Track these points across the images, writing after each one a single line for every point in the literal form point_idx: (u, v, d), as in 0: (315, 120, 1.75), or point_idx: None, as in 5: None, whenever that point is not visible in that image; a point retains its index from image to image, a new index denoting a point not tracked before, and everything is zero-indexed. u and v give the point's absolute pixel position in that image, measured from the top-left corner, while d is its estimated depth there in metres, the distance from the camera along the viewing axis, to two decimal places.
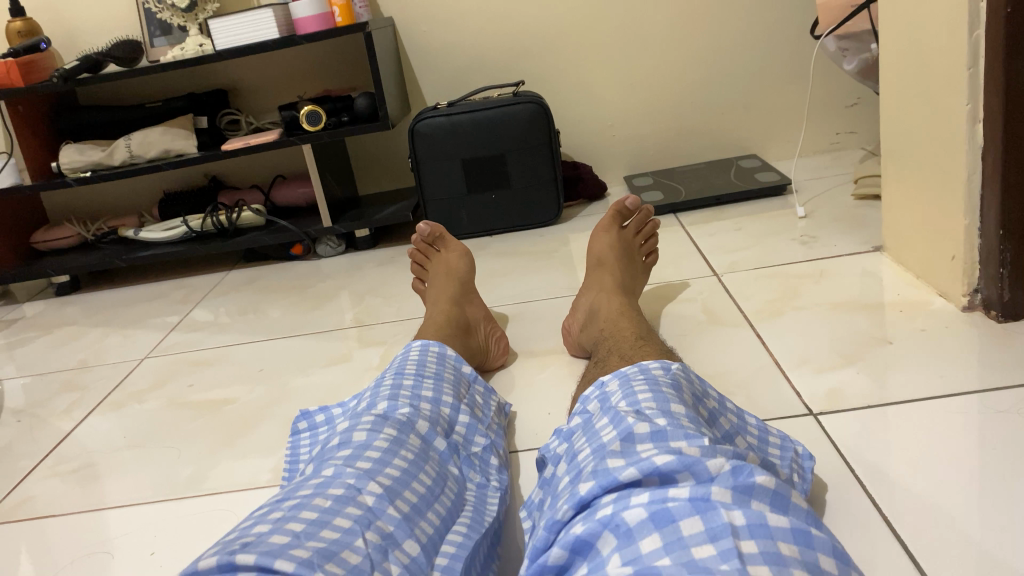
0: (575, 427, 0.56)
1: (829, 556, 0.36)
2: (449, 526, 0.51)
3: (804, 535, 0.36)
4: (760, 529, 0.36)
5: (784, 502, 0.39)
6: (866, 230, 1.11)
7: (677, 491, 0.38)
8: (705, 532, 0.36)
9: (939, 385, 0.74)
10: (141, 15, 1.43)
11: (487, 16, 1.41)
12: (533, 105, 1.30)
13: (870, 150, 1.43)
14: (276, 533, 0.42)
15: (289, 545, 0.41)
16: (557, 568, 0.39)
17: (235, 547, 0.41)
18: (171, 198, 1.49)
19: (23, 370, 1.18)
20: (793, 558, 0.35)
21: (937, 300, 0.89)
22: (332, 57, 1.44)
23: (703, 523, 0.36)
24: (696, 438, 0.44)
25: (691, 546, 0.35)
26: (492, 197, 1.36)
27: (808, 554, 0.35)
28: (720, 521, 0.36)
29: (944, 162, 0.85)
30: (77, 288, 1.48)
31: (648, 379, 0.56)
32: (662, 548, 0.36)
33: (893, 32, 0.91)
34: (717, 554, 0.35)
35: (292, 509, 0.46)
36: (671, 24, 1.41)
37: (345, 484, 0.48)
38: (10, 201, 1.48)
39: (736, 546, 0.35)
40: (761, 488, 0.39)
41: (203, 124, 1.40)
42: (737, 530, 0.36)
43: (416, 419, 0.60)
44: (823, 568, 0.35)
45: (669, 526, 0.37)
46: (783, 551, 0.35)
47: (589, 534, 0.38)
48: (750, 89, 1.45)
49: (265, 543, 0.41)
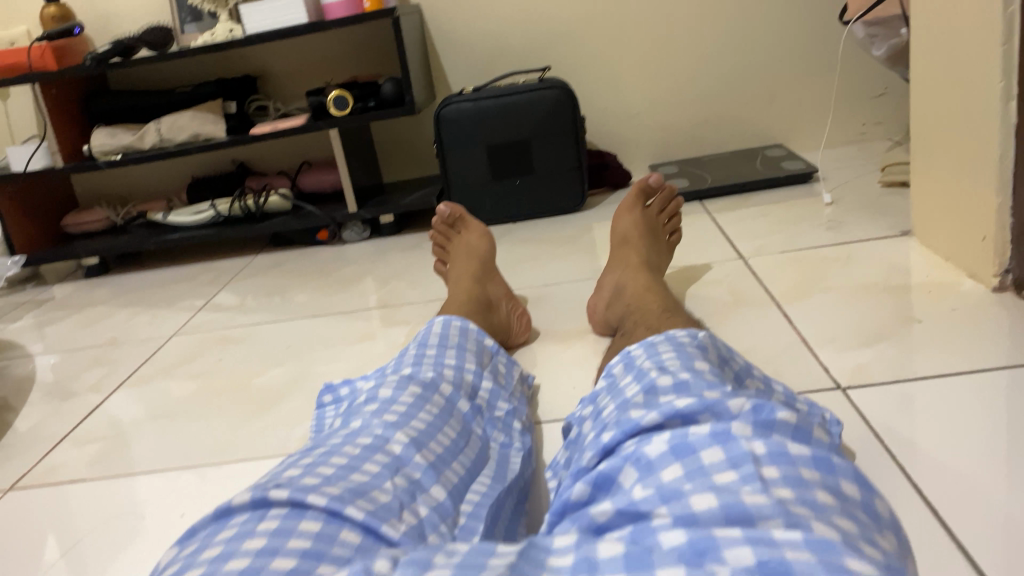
0: (600, 389, 0.57)
1: (851, 483, 0.36)
2: (475, 478, 0.52)
3: (826, 463, 0.36)
4: (781, 457, 0.36)
5: (805, 438, 0.39)
6: (894, 216, 1.10)
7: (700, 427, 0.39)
8: (726, 460, 0.36)
9: (969, 362, 0.73)
10: (172, 1, 1.45)
11: (513, 4, 1.42)
12: (558, 90, 1.31)
13: (898, 139, 1.42)
14: (307, 475, 0.43)
15: (320, 484, 0.42)
16: (582, 505, 0.39)
17: (269, 486, 0.41)
18: (198, 182, 1.50)
19: (53, 347, 1.20)
20: (815, 482, 0.35)
21: (966, 281, 0.89)
22: (358, 44, 1.45)
23: (724, 453, 0.36)
24: (720, 387, 0.44)
25: (712, 473, 0.36)
26: (517, 183, 1.36)
27: (829, 481, 0.35)
28: (741, 450, 0.36)
29: (976, 140, 0.84)
30: (106, 270, 1.50)
31: (672, 342, 0.57)
32: (685, 475, 0.36)
33: (925, 13, 0.91)
34: (739, 478, 0.35)
35: (321, 455, 0.46)
36: (697, 13, 1.41)
37: (373, 433, 0.49)
38: (42, 184, 1.50)
39: (758, 471, 0.35)
40: (782, 424, 0.39)
41: (231, 109, 1.41)
42: (758, 458, 0.36)
43: (439, 381, 0.61)
44: (845, 493, 0.35)
45: (690, 456, 0.37)
46: (804, 476, 0.35)
47: (613, 470, 0.39)
48: (777, 78, 1.44)
49: (297, 482, 0.42)
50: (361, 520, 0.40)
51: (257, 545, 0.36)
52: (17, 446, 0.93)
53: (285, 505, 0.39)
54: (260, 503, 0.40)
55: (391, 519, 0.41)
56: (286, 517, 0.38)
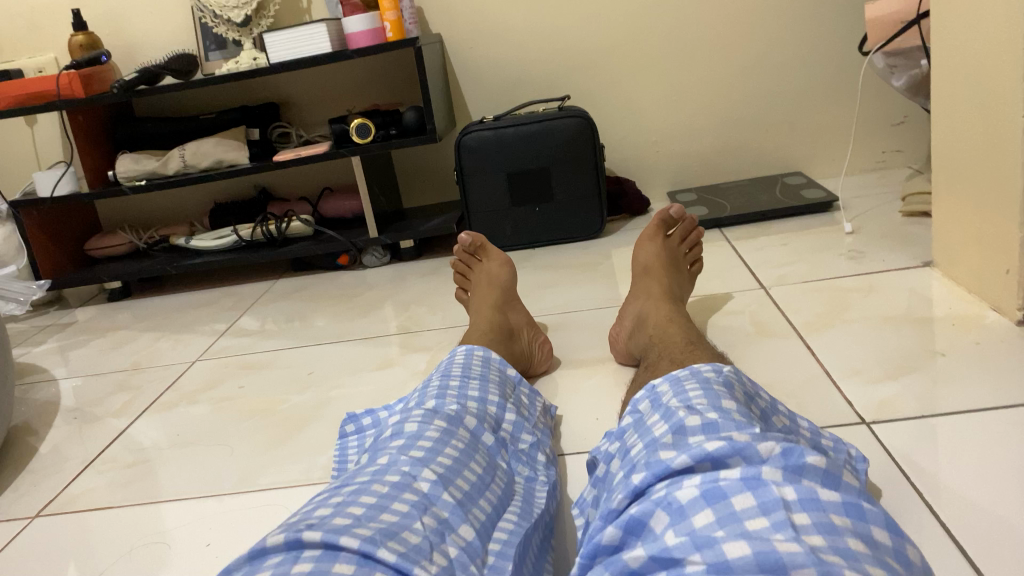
0: (626, 426, 0.57)
1: (883, 529, 0.36)
2: (501, 515, 0.52)
3: (856, 508, 0.36)
4: (812, 503, 0.36)
5: (835, 481, 0.39)
6: (916, 246, 1.10)
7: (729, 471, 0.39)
8: (756, 506, 0.36)
9: (995, 397, 0.73)
10: (197, 29, 1.47)
11: (533, 32, 1.43)
12: (578, 119, 1.32)
13: (918, 168, 1.42)
14: (339, 515, 0.43)
15: (352, 525, 0.42)
16: (612, 548, 0.40)
17: (301, 526, 0.42)
18: (220, 207, 1.52)
19: (78, 371, 1.21)
20: (846, 528, 0.35)
21: (990, 314, 0.88)
22: (380, 72, 1.47)
23: (755, 498, 0.36)
24: (749, 429, 0.44)
25: (744, 519, 0.36)
26: (536, 209, 1.37)
27: (861, 526, 0.35)
28: (772, 496, 0.36)
29: (999, 173, 0.84)
30: (129, 294, 1.52)
31: (697, 378, 0.57)
32: (716, 522, 0.36)
33: (946, 45, 0.91)
34: (770, 525, 0.35)
35: (350, 494, 0.46)
36: (716, 42, 1.42)
37: (401, 471, 0.49)
38: (67, 209, 1.52)
39: (789, 518, 0.35)
40: (812, 468, 0.39)
41: (254, 136, 1.43)
42: (789, 504, 0.36)
43: (464, 414, 0.61)
44: (877, 540, 0.35)
45: (721, 501, 0.37)
46: (836, 522, 0.35)
47: (643, 514, 0.39)
48: (796, 107, 1.45)
49: (329, 523, 0.42)
50: (393, 562, 0.40)
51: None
52: (42, 471, 0.94)
53: (317, 548, 0.40)
54: (293, 545, 0.40)
55: (421, 560, 0.41)
56: (320, 560, 0.39)
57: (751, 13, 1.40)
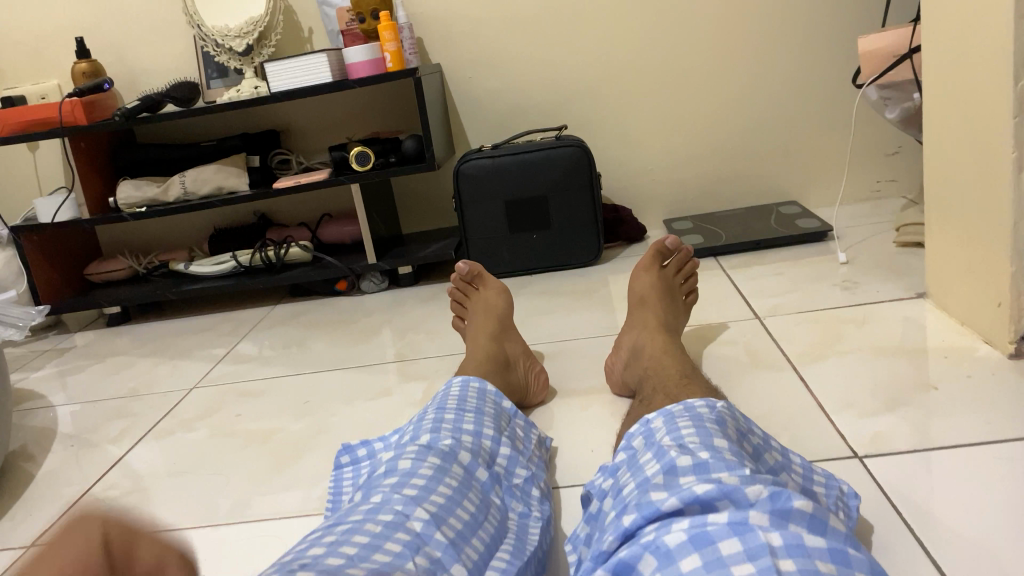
0: (619, 462, 0.57)
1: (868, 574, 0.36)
2: (495, 552, 0.52)
3: (842, 554, 0.37)
4: (798, 548, 0.36)
5: (822, 526, 0.40)
6: (909, 277, 1.11)
7: (718, 515, 0.39)
8: (743, 552, 0.36)
9: (986, 431, 0.73)
10: (199, 58, 1.49)
11: (531, 62, 1.45)
12: (575, 148, 1.33)
13: (912, 198, 1.43)
14: (332, 555, 0.44)
15: (343, 566, 0.42)
16: None
17: (293, 567, 0.42)
18: (220, 233, 1.53)
19: (76, 397, 1.22)
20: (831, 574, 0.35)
21: (982, 346, 0.89)
22: (380, 101, 1.49)
23: (743, 544, 0.37)
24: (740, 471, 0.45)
25: (730, 564, 0.36)
26: (534, 237, 1.38)
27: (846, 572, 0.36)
28: (759, 541, 0.37)
29: (990, 208, 0.85)
30: (127, 319, 1.53)
31: (690, 416, 0.57)
32: (704, 567, 0.36)
33: (937, 81, 0.93)
34: (756, 571, 0.35)
35: (344, 532, 0.47)
36: (712, 73, 1.44)
37: (394, 510, 0.50)
38: (67, 234, 1.53)
39: (775, 564, 0.35)
40: (799, 513, 0.40)
41: (255, 163, 1.44)
42: (775, 549, 0.36)
43: (458, 450, 0.62)
44: None
45: (708, 546, 0.37)
46: (821, 568, 0.35)
47: (632, 557, 0.39)
48: (791, 136, 1.46)
49: (321, 564, 0.42)
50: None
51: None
52: (38, 499, 0.94)
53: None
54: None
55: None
56: None
57: (746, 45, 1.42)
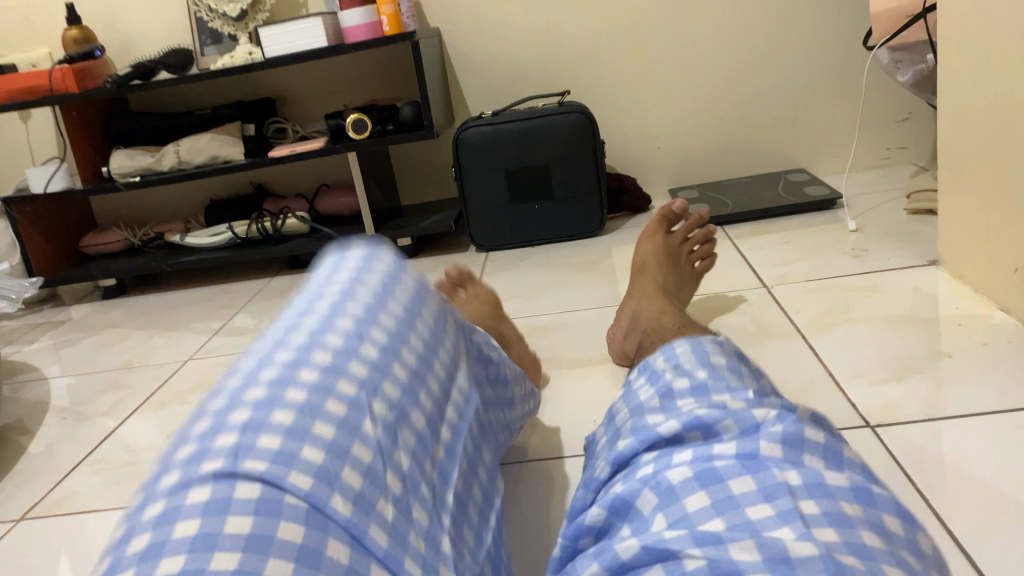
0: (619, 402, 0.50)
1: (891, 515, 0.34)
2: (465, 405, 0.47)
3: (864, 494, 0.35)
4: (817, 488, 0.34)
5: (836, 456, 0.37)
6: (920, 245, 1.08)
7: (727, 445, 0.37)
8: (758, 492, 0.34)
9: (1003, 399, 0.71)
10: (192, 24, 1.45)
11: (532, 27, 1.42)
12: (578, 114, 1.30)
13: (923, 165, 1.40)
14: (282, 409, 0.33)
15: (303, 437, 0.32)
16: (597, 527, 0.39)
17: (232, 434, 0.31)
18: (216, 204, 1.50)
19: (70, 370, 1.19)
20: (857, 518, 0.33)
21: (997, 314, 0.86)
22: (378, 67, 1.45)
23: (755, 483, 0.35)
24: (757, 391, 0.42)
25: (744, 507, 0.34)
26: (536, 207, 1.35)
27: (870, 514, 0.34)
28: (774, 480, 0.35)
29: (1008, 170, 0.82)
30: (123, 291, 1.50)
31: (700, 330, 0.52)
32: (712, 507, 0.34)
33: (952, 38, 0.89)
34: (775, 516, 0.33)
35: (308, 323, 0.39)
36: (719, 37, 1.40)
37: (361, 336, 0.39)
38: (61, 205, 1.51)
39: (795, 507, 0.33)
40: (811, 440, 0.37)
41: (250, 132, 1.41)
42: (793, 490, 0.34)
43: None
44: (885, 530, 0.33)
45: (717, 484, 0.35)
46: (845, 512, 0.33)
47: (629, 493, 0.38)
48: (799, 102, 1.43)
49: (270, 430, 0.32)
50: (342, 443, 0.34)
51: (231, 562, 0.28)
52: (30, 472, 0.92)
53: (255, 408, 0.33)
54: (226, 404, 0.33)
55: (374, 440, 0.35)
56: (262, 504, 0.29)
57: (755, 8, 1.38)
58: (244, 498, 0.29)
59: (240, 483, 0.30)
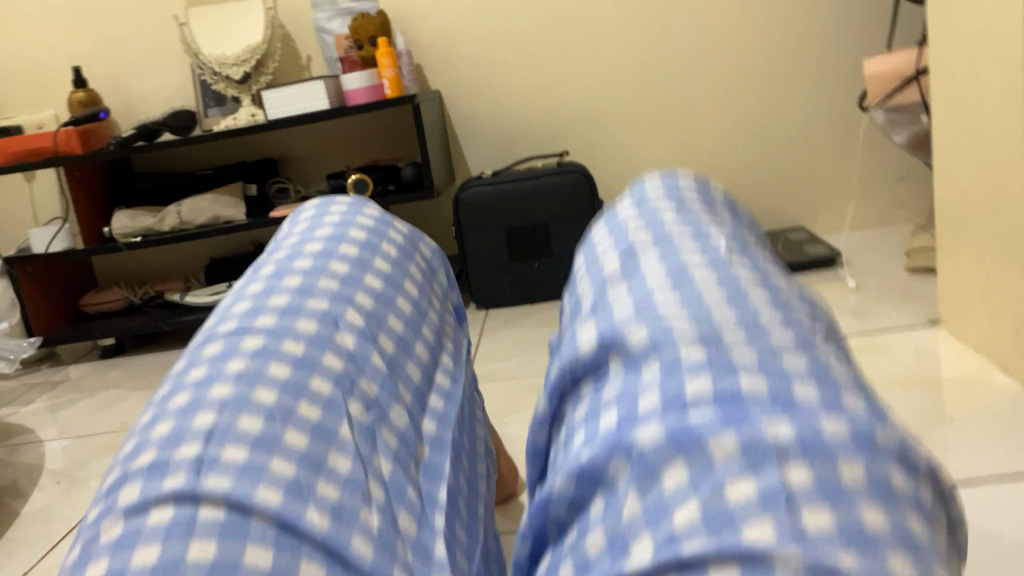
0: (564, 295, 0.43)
1: (908, 466, 0.22)
2: (448, 406, 0.46)
3: (872, 439, 0.22)
4: (828, 469, 0.21)
5: (835, 375, 0.25)
6: (921, 304, 1.08)
7: (705, 382, 0.24)
8: (745, 457, 0.22)
9: (1008, 465, 0.70)
10: (196, 87, 1.48)
11: (532, 88, 1.44)
12: (577, 174, 1.31)
13: (921, 223, 1.40)
14: (231, 439, 0.32)
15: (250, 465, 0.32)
16: (566, 500, 0.26)
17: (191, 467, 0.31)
18: (217, 263, 1.50)
19: (65, 432, 1.18)
20: (865, 489, 0.21)
21: (1000, 375, 0.86)
22: (379, 128, 1.47)
23: (743, 441, 0.22)
24: (733, 266, 0.31)
25: (728, 496, 0.22)
26: (536, 264, 1.35)
27: (881, 473, 0.22)
28: (766, 436, 0.22)
29: (1004, 231, 0.82)
30: (121, 351, 1.50)
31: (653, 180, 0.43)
32: (692, 488, 0.22)
33: (945, 101, 0.91)
34: (758, 497, 0.21)
35: (272, 332, 0.38)
36: (715, 97, 1.42)
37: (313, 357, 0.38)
38: (62, 264, 1.51)
39: (785, 482, 0.21)
40: (802, 367, 0.25)
41: (252, 191, 1.43)
42: (785, 449, 0.22)
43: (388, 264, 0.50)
44: (912, 496, 0.21)
45: (695, 448, 0.23)
46: (848, 479, 0.21)
47: (594, 459, 0.25)
48: (796, 161, 1.44)
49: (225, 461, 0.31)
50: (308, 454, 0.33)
51: None
52: (22, 538, 0.90)
53: (208, 444, 0.32)
54: (187, 419, 0.33)
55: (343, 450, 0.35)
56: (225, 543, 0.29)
57: (750, 69, 1.40)
58: (208, 541, 0.29)
59: (203, 505, 0.30)
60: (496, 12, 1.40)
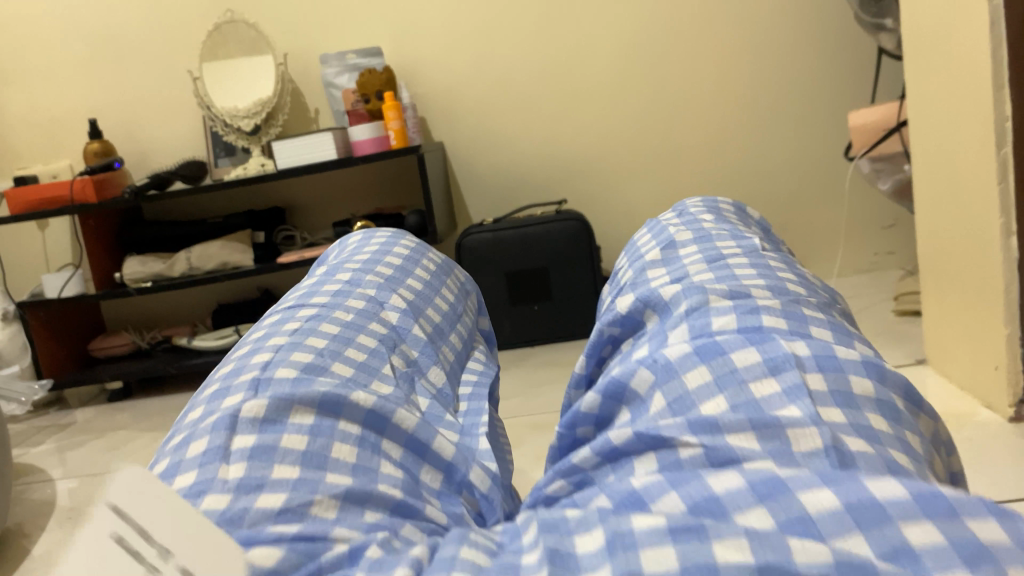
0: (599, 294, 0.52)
1: (896, 389, 0.33)
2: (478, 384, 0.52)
3: (874, 368, 0.33)
4: (828, 361, 0.32)
5: (841, 333, 0.36)
6: (909, 345, 1.11)
7: (722, 322, 0.35)
8: (763, 363, 0.32)
9: (990, 494, 0.73)
10: (207, 139, 1.53)
11: (531, 140, 1.49)
12: (575, 221, 1.35)
13: (909, 269, 1.45)
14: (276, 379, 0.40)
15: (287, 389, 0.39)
16: (599, 415, 0.36)
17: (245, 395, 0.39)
18: (224, 308, 1.54)
19: (74, 472, 1.20)
20: (865, 398, 0.31)
21: (984, 411, 0.89)
22: (384, 178, 1.52)
23: (761, 353, 0.32)
24: (749, 266, 0.41)
25: (748, 383, 0.32)
26: (535, 308, 1.39)
27: (879, 390, 0.32)
28: (780, 351, 0.32)
29: (982, 272, 0.86)
30: (128, 394, 1.52)
31: (683, 207, 0.53)
32: (714, 383, 0.32)
33: (923, 151, 0.96)
34: (781, 391, 0.31)
35: (309, 319, 0.47)
36: (708, 148, 1.48)
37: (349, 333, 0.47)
38: (72, 310, 1.54)
39: (802, 380, 0.31)
40: (814, 321, 0.36)
41: (259, 238, 1.48)
42: (801, 361, 0.32)
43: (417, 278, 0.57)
44: (895, 403, 0.32)
45: (717, 358, 0.33)
46: (853, 389, 0.31)
47: (624, 374, 0.35)
48: (786, 209, 1.49)
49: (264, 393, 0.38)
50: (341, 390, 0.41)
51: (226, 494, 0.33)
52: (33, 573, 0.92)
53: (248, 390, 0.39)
54: (234, 376, 0.41)
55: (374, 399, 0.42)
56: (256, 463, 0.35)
57: (741, 121, 1.46)
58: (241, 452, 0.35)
59: (236, 436, 0.36)
60: (497, 68, 1.47)
